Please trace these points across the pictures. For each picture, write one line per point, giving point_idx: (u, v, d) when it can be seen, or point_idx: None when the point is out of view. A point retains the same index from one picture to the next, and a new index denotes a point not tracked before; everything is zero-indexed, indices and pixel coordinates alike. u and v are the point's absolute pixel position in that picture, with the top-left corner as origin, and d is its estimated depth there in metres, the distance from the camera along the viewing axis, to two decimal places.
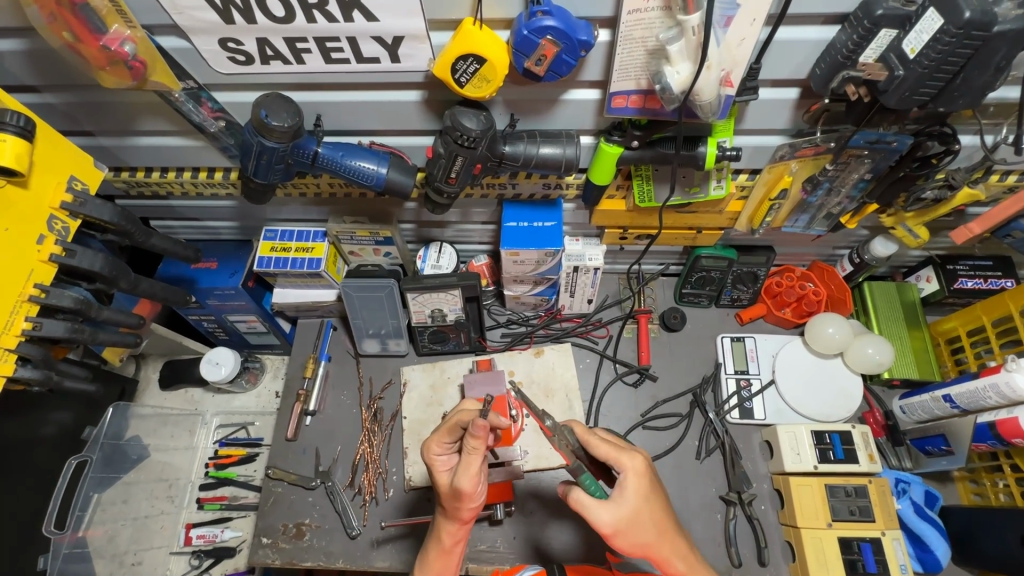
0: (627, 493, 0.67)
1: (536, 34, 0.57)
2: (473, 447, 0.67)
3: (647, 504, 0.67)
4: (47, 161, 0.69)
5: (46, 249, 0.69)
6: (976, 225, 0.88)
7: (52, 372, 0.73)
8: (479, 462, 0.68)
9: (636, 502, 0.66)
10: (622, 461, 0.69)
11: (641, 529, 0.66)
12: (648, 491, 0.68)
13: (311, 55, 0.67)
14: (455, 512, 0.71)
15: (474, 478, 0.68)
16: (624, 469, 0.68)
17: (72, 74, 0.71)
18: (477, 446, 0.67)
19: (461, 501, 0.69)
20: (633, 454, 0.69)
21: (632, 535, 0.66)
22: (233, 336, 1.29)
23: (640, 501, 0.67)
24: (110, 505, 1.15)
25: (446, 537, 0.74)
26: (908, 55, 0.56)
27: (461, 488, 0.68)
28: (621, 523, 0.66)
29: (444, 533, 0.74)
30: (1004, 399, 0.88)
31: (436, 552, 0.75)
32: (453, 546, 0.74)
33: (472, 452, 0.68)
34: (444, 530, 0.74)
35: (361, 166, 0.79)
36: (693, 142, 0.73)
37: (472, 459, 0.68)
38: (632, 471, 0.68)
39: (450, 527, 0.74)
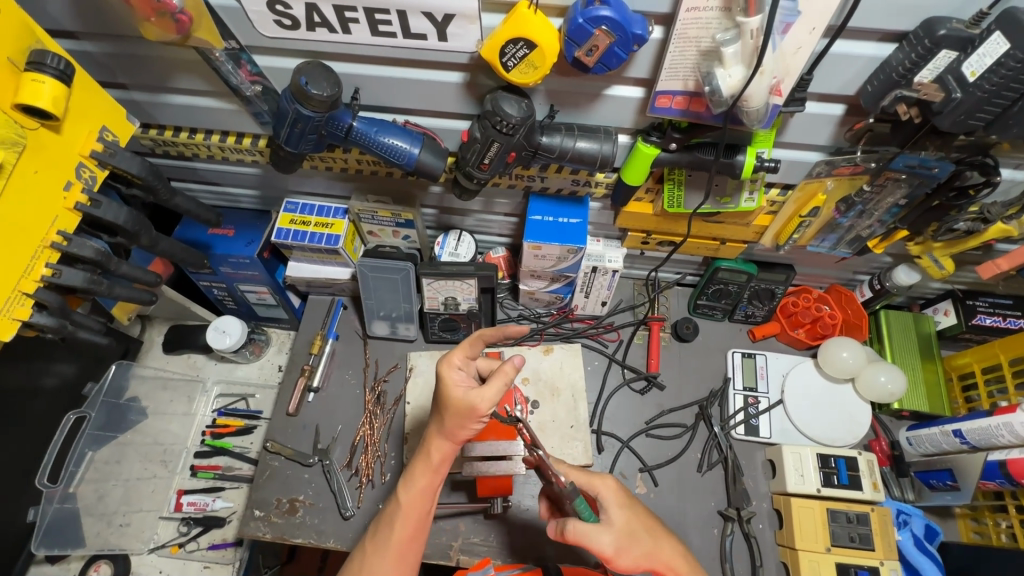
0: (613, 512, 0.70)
1: (590, 24, 0.56)
2: (502, 371, 0.68)
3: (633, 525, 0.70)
4: (81, 109, 0.68)
5: (72, 197, 0.68)
6: (1003, 261, 0.88)
7: (66, 322, 0.71)
8: (500, 391, 0.67)
9: (622, 514, 0.70)
10: (596, 486, 0.72)
11: (638, 544, 0.69)
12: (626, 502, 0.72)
13: (358, 25, 0.66)
14: (451, 429, 0.69)
15: (492, 401, 0.66)
16: (599, 491, 0.72)
17: (113, 23, 0.70)
18: (508, 369, 0.68)
19: (466, 420, 0.68)
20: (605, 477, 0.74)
21: (633, 551, 0.68)
22: (242, 306, 1.28)
23: (627, 516, 0.71)
24: (102, 464, 1.17)
25: (436, 452, 0.72)
26: (968, 78, 0.55)
27: (475, 407, 0.66)
28: (621, 541, 0.68)
29: (435, 450, 0.71)
30: (1017, 438, 0.87)
31: (423, 466, 0.73)
32: (440, 464, 0.72)
33: (499, 376, 0.68)
34: (435, 446, 0.71)
35: (393, 143, 0.78)
36: (732, 150, 0.73)
37: (497, 385, 0.67)
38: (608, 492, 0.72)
39: (443, 444, 0.71)
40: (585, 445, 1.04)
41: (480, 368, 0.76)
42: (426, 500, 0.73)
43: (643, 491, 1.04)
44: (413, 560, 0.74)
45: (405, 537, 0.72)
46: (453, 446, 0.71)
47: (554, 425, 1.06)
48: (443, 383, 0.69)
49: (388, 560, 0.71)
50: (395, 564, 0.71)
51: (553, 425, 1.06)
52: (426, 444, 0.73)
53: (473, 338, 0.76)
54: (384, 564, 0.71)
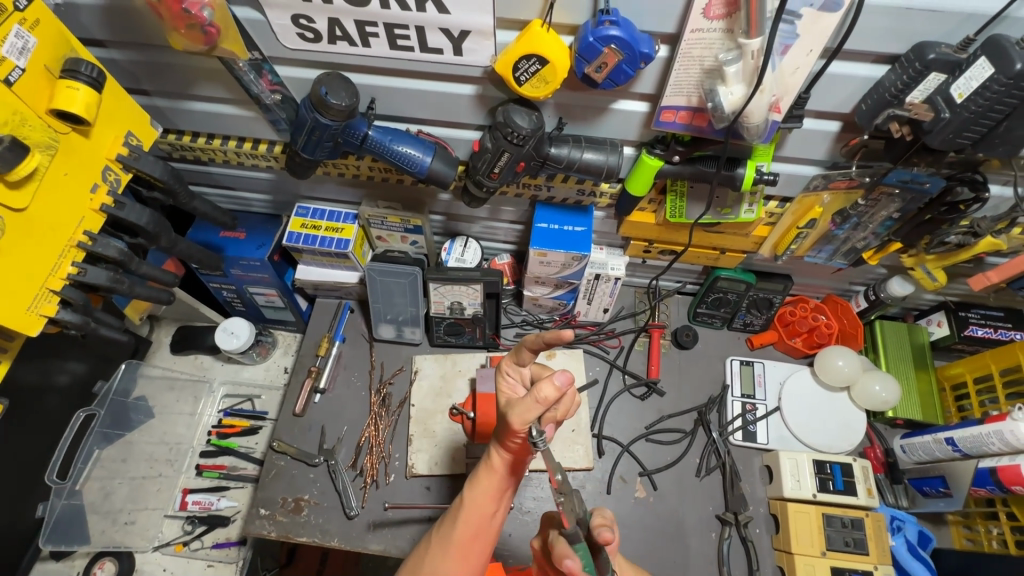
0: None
1: (601, 42, 0.59)
2: (538, 393, 0.59)
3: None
4: (109, 114, 0.71)
5: (98, 199, 0.71)
6: (994, 273, 0.91)
7: (89, 319, 0.74)
8: (534, 412, 0.60)
9: None
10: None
11: None
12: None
13: (378, 39, 0.69)
14: (505, 438, 0.64)
15: (524, 420, 0.60)
16: None
17: (142, 33, 0.73)
18: (544, 395, 0.59)
19: (509, 431, 0.62)
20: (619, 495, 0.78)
21: None
22: (250, 308, 1.30)
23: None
24: (110, 462, 1.19)
25: (499, 455, 0.67)
26: (956, 99, 0.59)
27: (509, 425, 0.61)
28: None
29: (496, 456, 0.67)
30: (1007, 446, 0.90)
31: (487, 470, 0.68)
32: (502, 472, 0.67)
33: (532, 397, 0.59)
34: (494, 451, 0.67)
35: (407, 152, 0.81)
36: (733, 163, 0.76)
37: (532, 402, 0.59)
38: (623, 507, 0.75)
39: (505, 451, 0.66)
40: (586, 449, 1.08)
41: (535, 373, 0.71)
42: (489, 508, 0.68)
43: (643, 495, 1.06)
44: (477, 561, 0.68)
45: (463, 542, 0.67)
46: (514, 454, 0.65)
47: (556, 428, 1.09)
48: (499, 392, 0.70)
49: (451, 561, 0.67)
50: (458, 563, 0.67)
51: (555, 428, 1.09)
52: (489, 451, 0.68)
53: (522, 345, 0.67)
54: (446, 565, 0.67)
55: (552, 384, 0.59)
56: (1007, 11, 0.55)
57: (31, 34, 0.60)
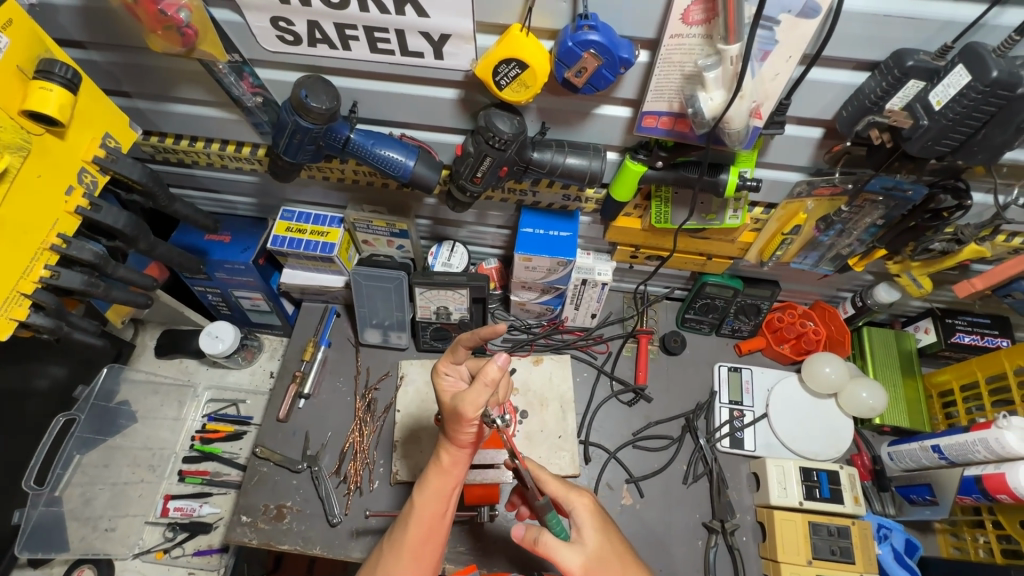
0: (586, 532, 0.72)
1: (580, 47, 0.59)
2: (484, 376, 0.67)
3: (601, 543, 0.71)
4: (86, 116, 0.70)
5: (73, 201, 0.70)
6: (978, 281, 0.90)
7: (62, 323, 0.73)
8: (485, 395, 0.67)
9: (596, 537, 0.72)
10: (573, 501, 0.75)
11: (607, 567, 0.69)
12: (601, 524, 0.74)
13: (358, 42, 0.69)
14: (455, 433, 0.72)
15: (476, 404, 0.67)
16: (575, 507, 0.74)
17: (120, 34, 0.73)
18: (490, 377, 0.67)
19: (460, 424, 0.70)
20: (582, 492, 0.75)
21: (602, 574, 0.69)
22: (235, 312, 1.29)
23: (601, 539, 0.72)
24: (91, 468, 1.16)
25: (446, 455, 0.75)
26: (934, 106, 0.58)
27: (463, 413, 0.68)
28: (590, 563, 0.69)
29: (445, 454, 0.75)
30: (993, 454, 0.89)
31: (436, 469, 0.76)
32: (451, 470, 0.75)
33: (481, 381, 0.67)
34: (444, 450, 0.75)
35: (389, 155, 0.80)
36: (716, 169, 0.76)
37: (480, 388, 0.67)
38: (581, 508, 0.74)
39: (454, 450, 0.74)
40: (572, 455, 1.06)
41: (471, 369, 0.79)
42: (440, 506, 0.75)
43: (629, 502, 1.05)
44: (430, 560, 0.75)
45: (416, 541, 0.73)
46: (461, 448, 0.73)
47: (542, 435, 1.08)
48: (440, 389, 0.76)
49: (406, 562, 0.73)
50: (412, 563, 0.73)
51: (541, 435, 1.08)
52: (437, 454, 0.76)
53: (457, 344, 0.73)
54: (400, 564, 0.72)
55: (495, 366, 0.66)
56: (984, 19, 0.55)
57: (4, 34, 0.59)
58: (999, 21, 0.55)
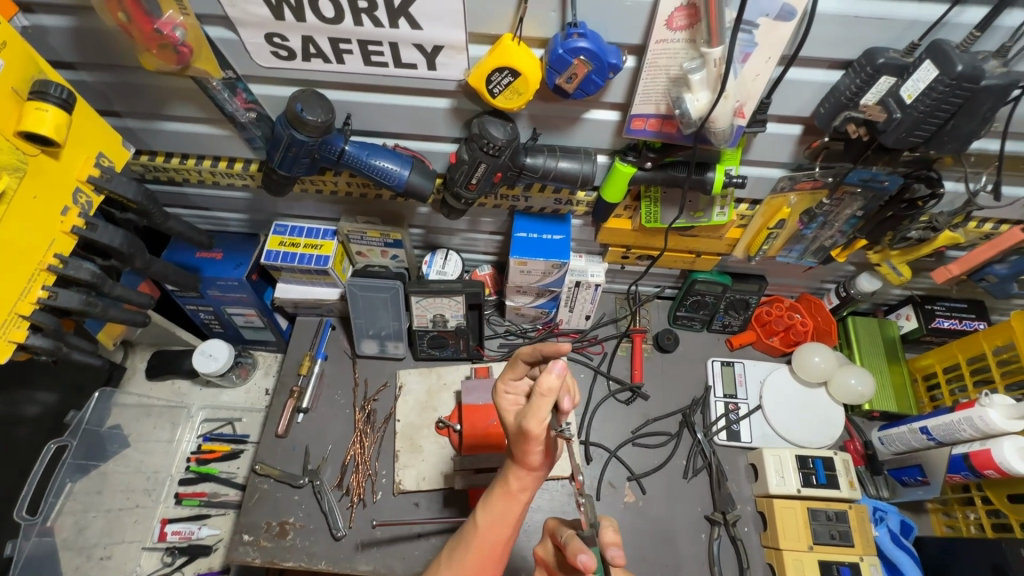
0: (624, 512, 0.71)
1: (570, 54, 0.61)
2: (540, 389, 0.54)
3: None
4: (80, 136, 0.70)
5: (69, 221, 0.70)
6: (955, 266, 0.95)
7: (61, 344, 0.72)
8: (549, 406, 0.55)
9: None
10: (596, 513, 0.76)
11: None
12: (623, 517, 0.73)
13: (352, 55, 0.70)
14: (519, 454, 0.58)
15: (541, 420, 0.55)
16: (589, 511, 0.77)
17: (112, 54, 0.73)
18: (546, 389, 0.55)
19: (528, 445, 0.56)
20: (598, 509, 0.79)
21: None
22: (228, 329, 1.28)
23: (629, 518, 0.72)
24: (83, 496, 1.13)
25: (516, 475, 0.60)
26: (906, 100, 0.62)
27: (526, 431, 0.55)
28: None
29: (513, 479, 0.61)
30: (978, 432, 0.92)
31: (500, 494, 0.61)
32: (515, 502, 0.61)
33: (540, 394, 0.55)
34: (511, 478, 0.60)
35: (384, 165, 0.81)
36: (703, 168, 0.78)
37: (539, 402, 0.55)
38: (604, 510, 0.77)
39: (520, 476, 0.60)
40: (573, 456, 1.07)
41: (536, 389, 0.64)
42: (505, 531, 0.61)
43: (632, 500, 1.07)
44: None
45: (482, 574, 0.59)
46: (528, 472, 0.59)
47: None
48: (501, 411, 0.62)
49: None
50: None
51: None
52: (500, 481, 0.61)
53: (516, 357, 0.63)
54: None
55: (551, 374, 0.54)
56: (946, 17, 0.59)
57: None
58: (960, 20, 0.59)
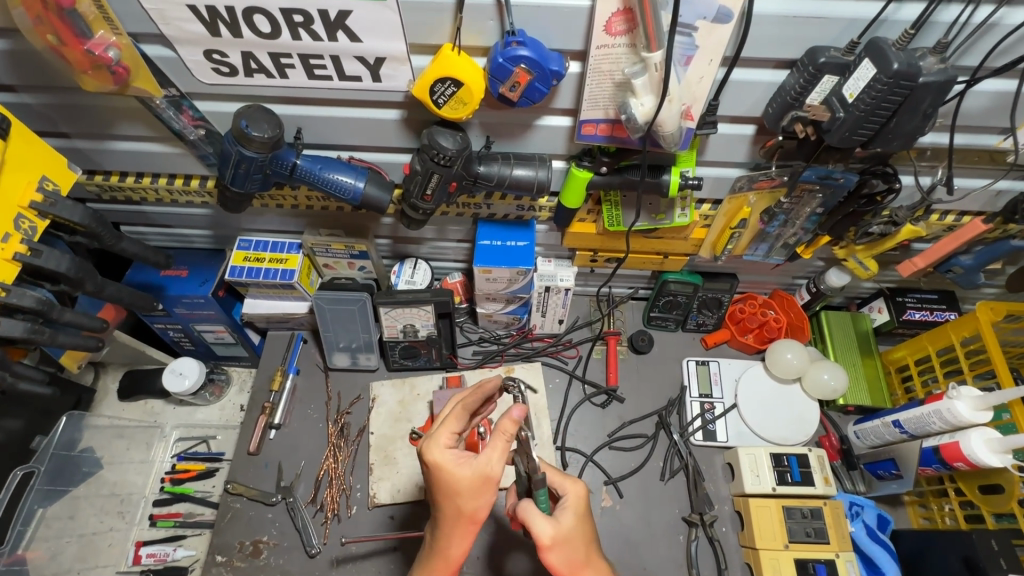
0: (566, 513, 0.69)
1: (510, 62, 0.60)
2: (498, 433, 0.63)
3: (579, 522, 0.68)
4: (18, 161, 0.69)
5: (10, 247, 0.69)
6: (920, 260, 0.94)
7: (6, 373, 0.71)
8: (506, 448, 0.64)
9: (574, 522, 0.68)
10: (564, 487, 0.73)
11: (574, 549, 0.67)
12: (584, 516, 0.70)
13: (295, 70, 0.69)
14: (466, 508, 0.63)
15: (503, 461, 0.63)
16: (566, 492, 0.72)
17: (51, 75, 0.72)
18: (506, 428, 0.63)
19: (482, 494, 0.63)
20: (576, 481, 0.73)
21: (565, 554, 0.66)
22: (200, 346, 1.26)
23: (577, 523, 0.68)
24: (54, 521, 1.08)
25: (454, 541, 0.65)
26: (848, 99, 0.62)
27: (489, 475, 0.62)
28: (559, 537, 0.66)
29: (453, 546, 0.65)
30: (947, 425, 0.92)
31: (439, 558, 0.66)
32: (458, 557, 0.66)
33: (498, 436, 0.64)
34: (455, 537, 0.65)
35: (338, 179, 0.80)
36: (657, 170, 0.78)
37: (502, 442, 0.63)
38: (573, 496, 0.71)
39: (462, 535, 0.65)
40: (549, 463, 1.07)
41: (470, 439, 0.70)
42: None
43: (609, 504, 1.06)
44: None
45: None
46: (472, 528, 0.64)
47: None
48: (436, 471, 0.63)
49: None
50: None
51: None
52: (444, 541, 0.66)
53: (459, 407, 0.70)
54: None
55: (509, 419, 0.63)
56: (884, 14, 0.58)
57: None
58: (898, 16, 0.59)
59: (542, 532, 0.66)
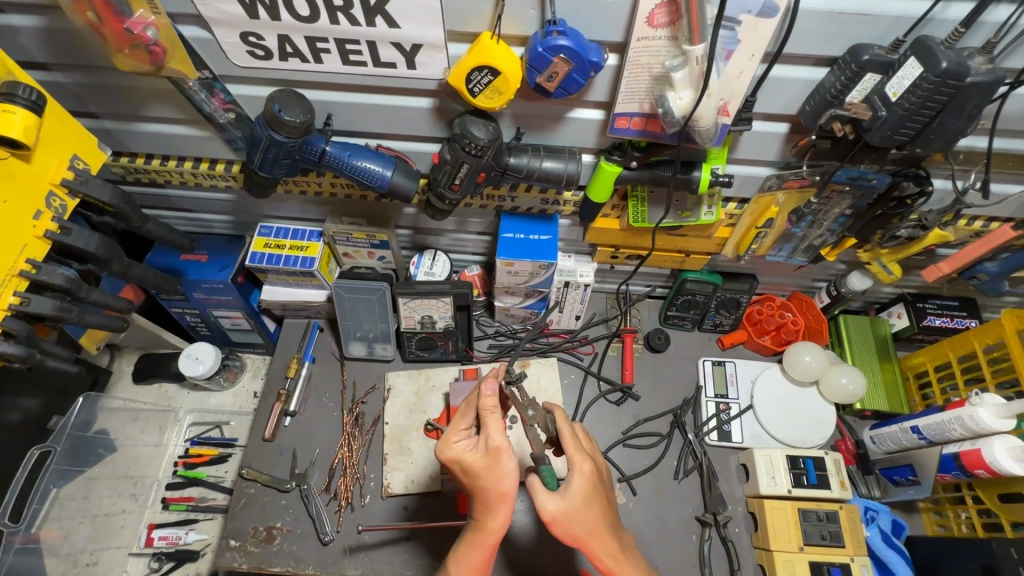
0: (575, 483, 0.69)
1: (550, 52, 0.60)
2: (485, 410, 0.68)
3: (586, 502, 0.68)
4: (52, 139, 0.69)
5: (42, 225, 0.69)
6: (945, 264, 0.95)
7: (35, 350, 0.71)
8: (497, 418, 0.68)
9: (580, 495, 0.68)
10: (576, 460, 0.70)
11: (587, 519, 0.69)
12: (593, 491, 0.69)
13: (330, 55, 0.69)
14: (492, 487, 0.67)
15: (500, 429, 0.68)
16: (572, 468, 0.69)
17: (86, 54, 0.72)
18: (491, 402, 0.68)
19: (498, 466, 0.66)
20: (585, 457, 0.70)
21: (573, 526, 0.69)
22: (216, 332, 1.26)
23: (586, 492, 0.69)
24: (69, 501, 1.09)
25: (496, 521, 0.68)
26: (891, 98, 0.61)
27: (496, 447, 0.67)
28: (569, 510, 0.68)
29: (492, 521, 0.68)
30: (969, 432, 0.92)
31: (475, 542, 0.68)
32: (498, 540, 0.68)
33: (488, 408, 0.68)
34: (492, 518, 0.68)
35: (366, 166, 0.80)
36: (688, 167, 0.77)
37: (495, 416, 0.68)
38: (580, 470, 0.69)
39: (497, 515, 0.68)
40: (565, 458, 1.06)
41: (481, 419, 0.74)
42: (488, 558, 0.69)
43: (623, 501, 1.06)
44: None
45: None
46: (505, 505, 0.67)
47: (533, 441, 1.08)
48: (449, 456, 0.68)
49: None
50: None
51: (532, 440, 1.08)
52: (483, 520, 0.68)
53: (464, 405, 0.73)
54: None
55: (488, 396, 0.68)
56: (931, 13, 0.58)
57: None
58: (946, 15, 0.58)
59: (548, 509, 0.68)
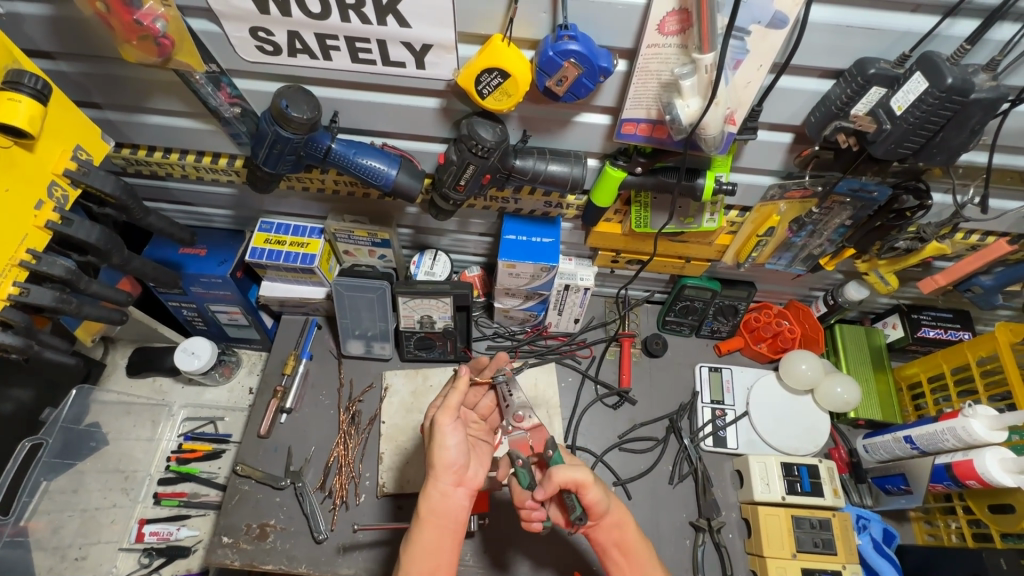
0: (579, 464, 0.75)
1: (560, 56, 0.60)
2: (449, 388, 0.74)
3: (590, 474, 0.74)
4: (55, 129, 0.68)
5: (43, 215, 0.68)
6: (942, 277, 0.95)
7: (32, 342, 0.71)
8: (456, 399, 0.73)
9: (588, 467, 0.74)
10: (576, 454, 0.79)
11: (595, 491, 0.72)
12: None
13: (339, 52, 0.69)
14: (433, 458, 0.69)
15: (451, 409, 0.72)
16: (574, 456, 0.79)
17: (92, 44, 0.72)
18: (454, 385, 0.74)
19: (441, 438, 0.70)
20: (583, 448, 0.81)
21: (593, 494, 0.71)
22: (212, 326, 1.25)
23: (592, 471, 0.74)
24: (58, 494, 1.07)
25: (436, 494, 0.68)
26: (896, 111, 0.62)
27: (439, 422, 0.70)
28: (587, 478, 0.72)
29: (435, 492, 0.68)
30: (961, 442, 0.93)
31: (419, 517, 0.68)
32: (434, 513, 0.67)
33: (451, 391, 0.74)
34: (434, 489, 0.69)
35: (371, 164, 0.80)
36: (693, 173, 0.78)
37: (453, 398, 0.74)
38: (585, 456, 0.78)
39: (439, 486, 0.69)
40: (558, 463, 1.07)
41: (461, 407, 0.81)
42: (439, 528, 0.67)
43: None
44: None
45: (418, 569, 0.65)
46: (443, 475, 0.68)
47: None
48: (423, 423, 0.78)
49: None
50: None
51: None
52: (423, 497, 0.68)
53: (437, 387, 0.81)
54: None
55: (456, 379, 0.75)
56: (937, 29, 0.58)
57: None
58: (951, 32, 0.59)
59: (581, 478, 0.70)
